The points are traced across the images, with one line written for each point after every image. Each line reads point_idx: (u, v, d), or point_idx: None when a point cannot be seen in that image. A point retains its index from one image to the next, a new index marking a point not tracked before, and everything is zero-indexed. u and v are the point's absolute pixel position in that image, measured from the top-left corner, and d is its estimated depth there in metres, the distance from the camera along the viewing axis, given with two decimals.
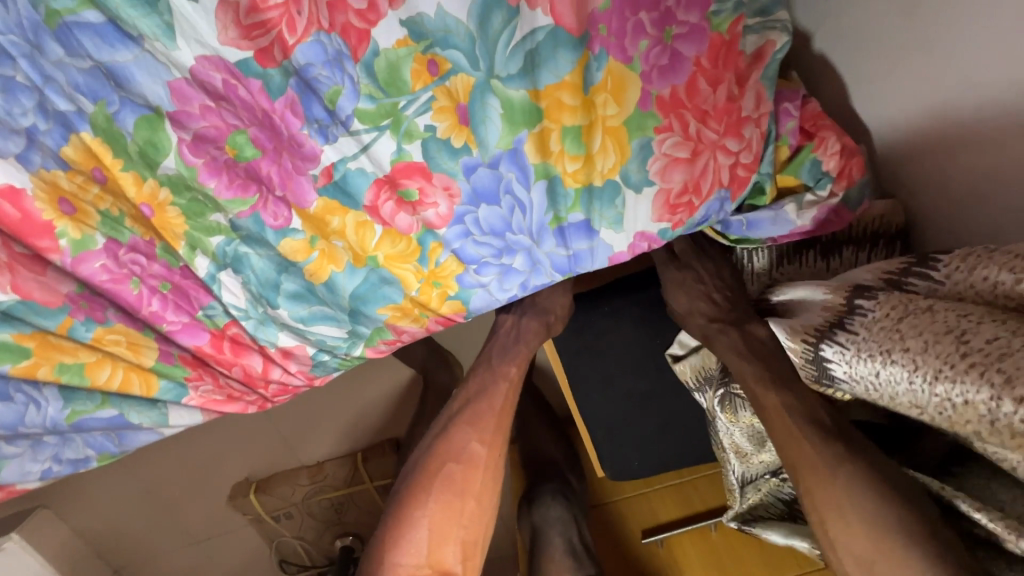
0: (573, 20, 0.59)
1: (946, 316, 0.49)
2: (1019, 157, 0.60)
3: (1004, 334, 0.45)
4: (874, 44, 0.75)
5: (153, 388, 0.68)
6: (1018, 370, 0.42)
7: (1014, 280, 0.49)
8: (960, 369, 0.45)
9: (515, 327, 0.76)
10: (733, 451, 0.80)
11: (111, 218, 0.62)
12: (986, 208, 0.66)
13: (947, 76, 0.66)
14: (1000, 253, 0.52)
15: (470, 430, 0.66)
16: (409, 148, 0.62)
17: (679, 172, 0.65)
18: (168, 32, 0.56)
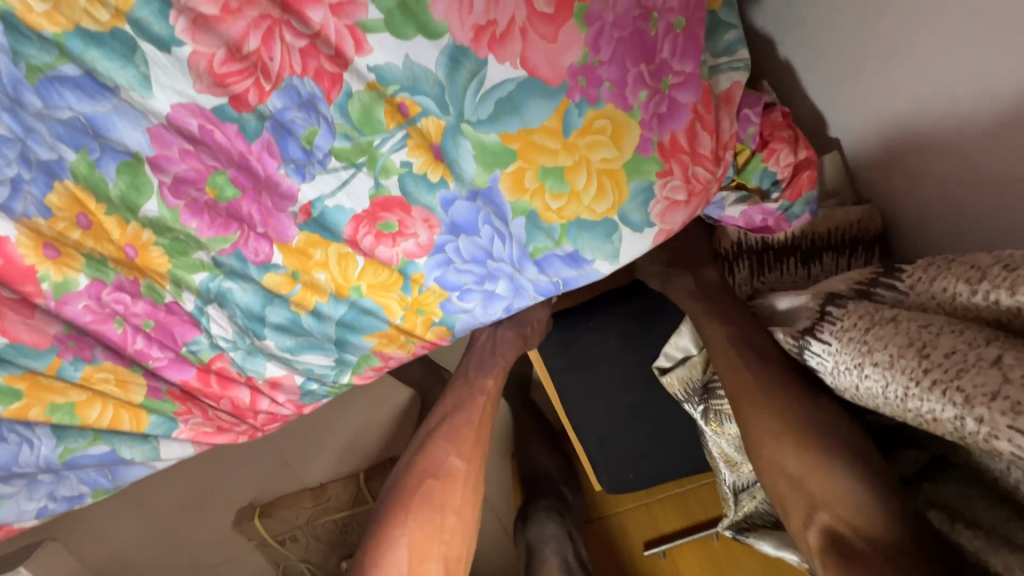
0: (550, 71, 0.60)
1: (909, 329, 0.48)
2: (988, 157, 0.60)
3: (961, 348, 0.43)
4: (843, 52, 0.75)
5: (142, 422, 0.69)
6: (977, 387, 0.41)
7: (970, 291, 0.47)
8: (924, 387, 0.44)
9: (491, 339, 0.76)
10: (722, 459, 0.81)
11: (95, 260, 0.63)
12: (957, 210, 0.66)
13: (915, 84, 0.66)
14: (960, 263, 0.50)
15: (449, 445, 0.68)
16: (387, 183, 0.63)
17: (681, 213, 0.66)
18: (144, 82, 0.57)
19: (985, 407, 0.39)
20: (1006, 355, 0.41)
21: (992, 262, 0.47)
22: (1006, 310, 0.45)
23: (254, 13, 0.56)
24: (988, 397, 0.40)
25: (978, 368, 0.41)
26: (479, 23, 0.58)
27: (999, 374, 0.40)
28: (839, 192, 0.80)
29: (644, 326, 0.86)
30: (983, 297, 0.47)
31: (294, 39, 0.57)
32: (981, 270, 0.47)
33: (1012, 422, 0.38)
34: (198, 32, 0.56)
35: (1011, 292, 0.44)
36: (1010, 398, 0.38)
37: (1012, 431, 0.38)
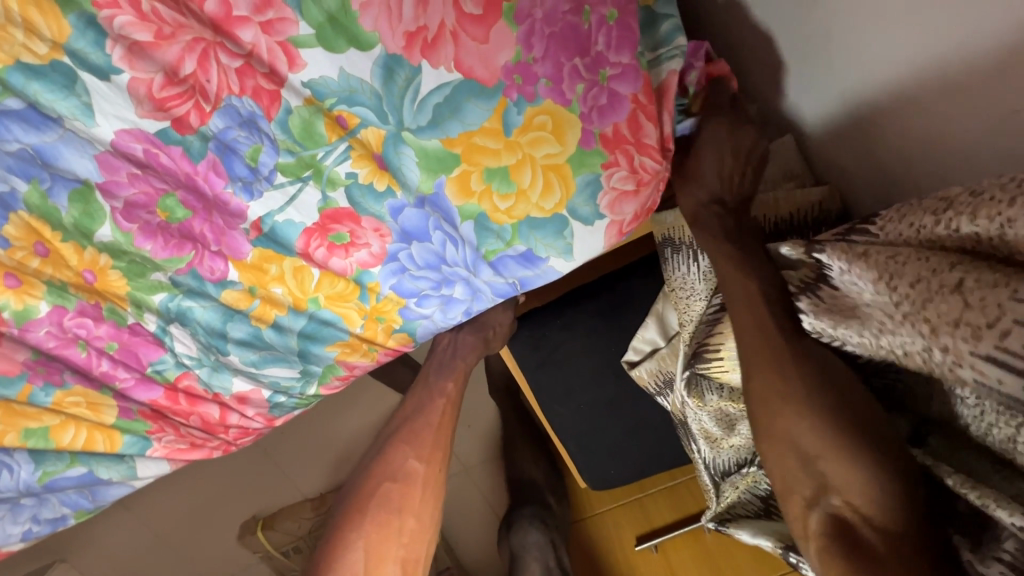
0: (485, 72, 0.60)
1: (878, 262, 0.45)
2: (917, 131, 0.59)
3: (925, 276, 0.40)
4: (779, 35, 0.75)
5: (116, 442, 0.70)
6: (940, 316, 0.38)
7: (935, 222, 0.42)
8: (895, 320, 0.42)
9: (451, 342, 0.77)
10: (702, 436, 0.78)
11: (56, 286, 0.65)
12: (891, 189, 0.65)
13: (842, 64, 0.66)
14: (930, 197, 0.44)
15: (407, 448, 0.69)
16: (335, 196, 0.64)
17: (630, 205, 0.66)
18: (86, 111, 0.58)
19: (949, 335, 0.37)
20: (967, 277, 0.38)
21: (961, 191, 0.42)
22: (967, 237, 0.40)
23: (187, 38, 0.57)
24: (951, 325, 0.37)
25: (941, 295, 0.39)
26: (410, 30, 0.58)
27: (960, 300, 0.37)
28: (798, 175, 0.76)
29: (616, 318, 0.86)
30: (947, 226, 0.41)
31: (229, 59, 0.58)
32: (950, 198, 0.42)
33: (975, 349, 0.36)
34: (135, 60, 0.57)
35: (974, 218, 0.39)
36: (973, 324, 0.36)
37: (974, 358, 0.36)
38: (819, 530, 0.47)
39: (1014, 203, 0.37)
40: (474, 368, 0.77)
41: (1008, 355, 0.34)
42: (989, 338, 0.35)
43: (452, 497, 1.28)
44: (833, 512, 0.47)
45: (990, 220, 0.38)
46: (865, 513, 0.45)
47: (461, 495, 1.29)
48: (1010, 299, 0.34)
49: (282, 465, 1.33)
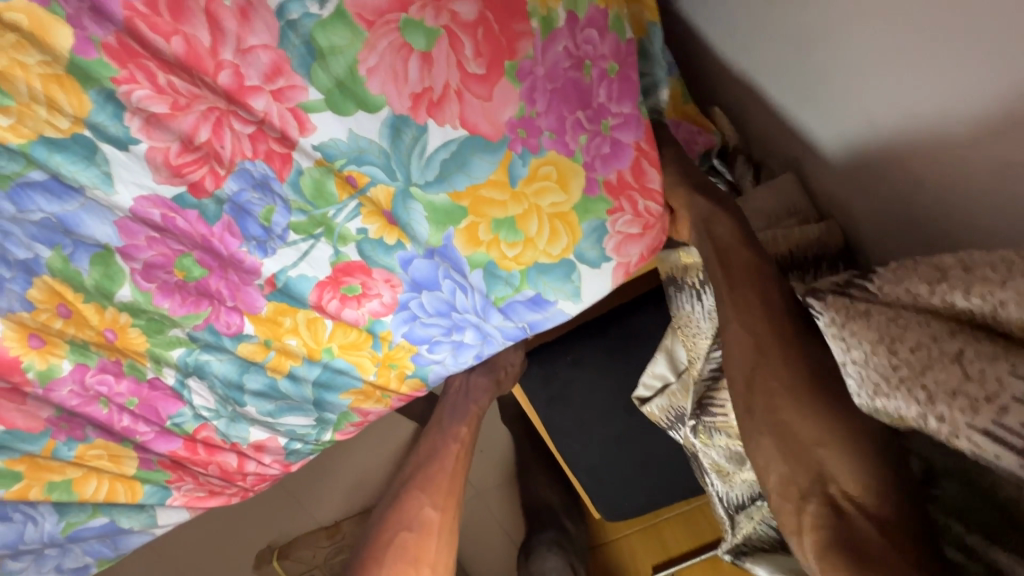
0: (490, 127, 0.62)
1: (879, 323, 0.44)
2: (927, 170, 0.59)
3: (926, 343, 0.41)
4: (778, 76, 0.75)
5: (137, 493, 0.71)
6: (939, 384, 0.39)
7: (930, 292, 0.43)
8: (893, 385, 0.42)
9: (463, 386, 0.78)
10: (715, 470, 0.78)
11: (78, 345, 0.65)
12: (902, 226, 0.65)
13: (851, 106, 0.65)
14: (925, 262, 0.46)
15: (422, 494, 0.70)
16: (346, 250, 0.66)
17: (636, 247, 0.67)
18: (106, 180, 0.60)
19: (948, 405, 0.38)
20: (967, 349, 0.40)
21: (953, 262, 0.44)
22: (962, 311, 0.42)
23: (202, 107, 0.58)
24: (950, 395, 0.39)
25: (942, 364, 0.40)
26: (416, 91, 0.59)
27: (960, 370, 0.39)
28: (800, 211, 0.76)
29: (625, 353, 0.86)
30: (942, 298, 0.43)
31: (242, 126, 0.59)
32: (944, 268, 0.44)
33: (973, 422, 0.37)
34: (153, 129, 0.59)
35: (968, 293, 0.41)
36: (972, 396, 0.38)
37: (971, 431, 0.37)
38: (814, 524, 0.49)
39: (1006, 284, 0.40)
40: (486, 410, 0.79)
41: (1004, 432, 0.36)
42: (988, 412, 0.36)
43: (467, 525, 1.27)
44: (828, 500, 0.49)
45: (983, 299, 0.40)
46: (860, 502, 0.48)
47: (477, 524, 1.26)
48: (1008, 376, 0.37)
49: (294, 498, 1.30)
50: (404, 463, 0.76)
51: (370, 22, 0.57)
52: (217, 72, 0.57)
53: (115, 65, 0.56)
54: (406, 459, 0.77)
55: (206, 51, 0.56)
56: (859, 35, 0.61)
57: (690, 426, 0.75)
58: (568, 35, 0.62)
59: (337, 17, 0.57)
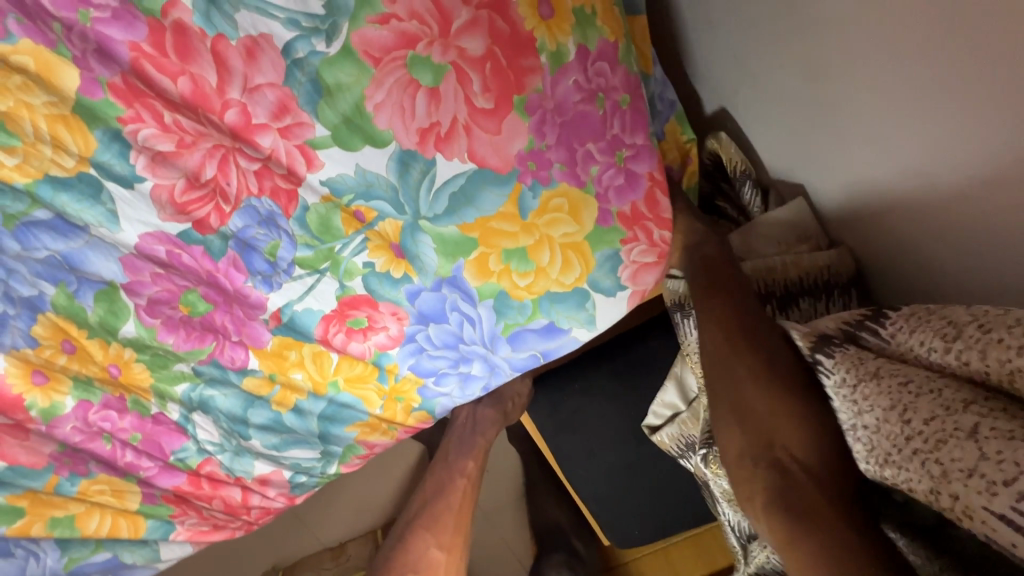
0: (498, 160, 0.61)
1: (888, 387, 0.43)
2: (931, 215, 0.57)
3: (939, 414, 0.39)
4: (783, 106, 0.74)
5: (140, 527, 0.69)
6: (952, 461, 0.37)
7: (944, 350, 0.42)
8: (905, 456, 0.40)
9: (470, 418, 0.77)
10: (725, 500, 0.77)
11: (82, 381, 0.65)
12: (906, 264, 0.64)
13: (855, 144, 0.64)
14: (939, 315, 0.44)
15: (427, 535, 0.70)
16: (352, 284, 0.65)
17: (652, 274, 0.67)
18: (112, 218, 0.59)
19: (962, 484, 0.36)
20: (983, 424, 0.37)
21: (970, 318, 0.42)
22: (979, 372, 0.40)
23: (208, 144, 0.58)
24: (965, 474, 0.36)
25: (955, 439, 0.37)
26: (423, 125, 0.59)
27: (975, 448, 0.36)
28: (811, 236, 0.74)
29: (634, 380, 0.85)
30: (958, 358, 0.41)
31: (249, 163, 0.59)
32: (959, 324, 0.42)
33: (989, 505, 0.34)
34: (159, 167, 0.58)
35: (984, 356, 0.39)
36: (987, 477, 0.35)
37: (986, 514, 0.34)
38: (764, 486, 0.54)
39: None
40: (494, 441, 0.78)
41: (1022, 519, 0.33)
42: (1005, 496, 0.34)
43: None
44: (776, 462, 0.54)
45: (1000, 364, 0.38)
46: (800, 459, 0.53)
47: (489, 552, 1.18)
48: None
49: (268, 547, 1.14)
50: (412, 497, 0.77)
51: (377, 59, 0.56)
52: (224, 111, 0.57)
53: (122, 105, 0.56)
54: (415, 492, 0.77)
55: (213, 90, 0.56)
56: (863, 72, 0.59)
57: (700, 456, 0.73)
58: (579, 68, 0.61)
59: (344, 54, 0.56)
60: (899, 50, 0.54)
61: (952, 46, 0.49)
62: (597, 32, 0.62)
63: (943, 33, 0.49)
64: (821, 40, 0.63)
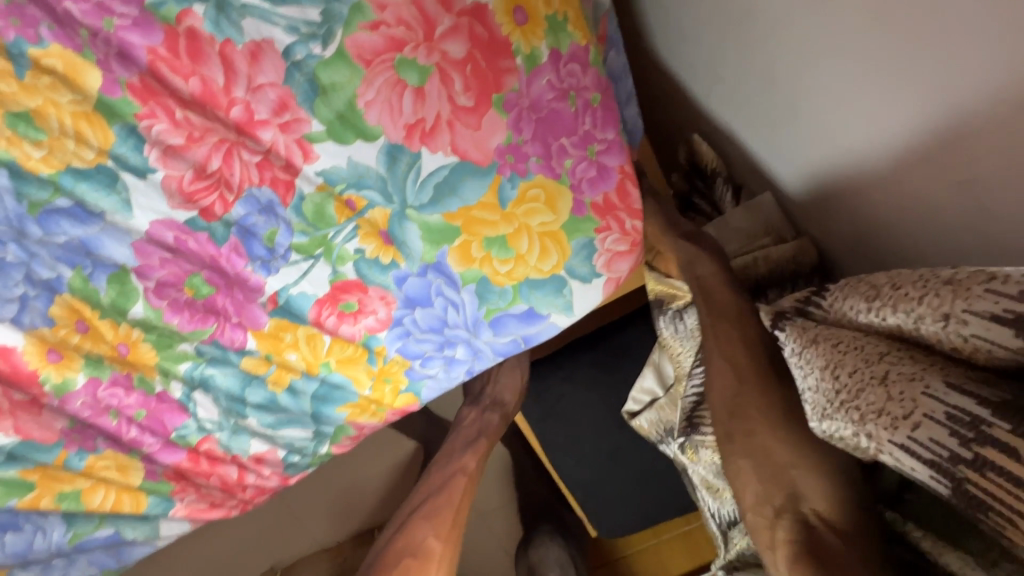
0: (478, 152, 0.66)
1: (824, 350, 0.46)
2: (886, 198, 0.61)
3: (861, 366, 0.43)
4: (748, 106, 0.79)
5: (142, 503, 0.74)
6: (868, 405, 0.41)
7: (867, 308, 0.46)
8: (834, 408, 0.44)
9: (477, 420, 0.85)
10: (703, 485, 0.79)
11: (93, 359, 0.69)
12: (867, 248, 0.67)
13: (815, 138, 0.68)
14: (865, 281, 0.48)
15: (428, 524, 0.73)
16: (344, 269, 0.70)
17: (625, 262, 0.72)
18: (126, 206, 0.65)
19: (874, 424, 0.40)
20: (892, 370, 0.41)
21: (886, 279, 0.46)
22: (893, 325, 0.44)
23: (214, 138, 0.64)
24: (876, 414, 0.40)
25: (870, 386, 0.42)
26: (409, 121, 0.64)
27: (884, 391, 0.41)
28: (777, 229, 0.78)
29: (616, 368, 0.89)
30: (878, 315, 0.45)
31: (251, 155, 0.65)
32: (880, 286, 0.46)
33: (893, 437, 0.39)
34: (169, 159, 0.64)
35: (896, 309, 0.43)
36: (892, 414, 0.39)
37: (893, 447, 0.39)
38: (788, 536, 0.53)
39: (922, 301, 0.41)
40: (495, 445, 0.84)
41: (918, 446, 0.38)
42: (904, 427, 0.38)
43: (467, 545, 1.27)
44: (801, 517, 0.53)
45: (907, 314, 0.42)
46: (827, 518, 0.52)
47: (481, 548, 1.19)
48: (923, 394, 0.38)
49: (268, 545, 1.16)
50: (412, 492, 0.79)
51: (368, 61, 0.62)
52: (229, 108, 0.63)
53: (138, 103, 0.62)
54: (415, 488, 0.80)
55: (220, 90, 0.62)
56: (813, 71, 0.64)
57: (677, 442, 0.76)
58: (552, 69, 0.67)
59: (338, 57, 0.62)
60: (844, 47, 0.59)
61: (890, 41, 0.53)
62: (569, 37, 0.67)
63: (876, 29, 0.54)
64: (776, 42, 0.68)
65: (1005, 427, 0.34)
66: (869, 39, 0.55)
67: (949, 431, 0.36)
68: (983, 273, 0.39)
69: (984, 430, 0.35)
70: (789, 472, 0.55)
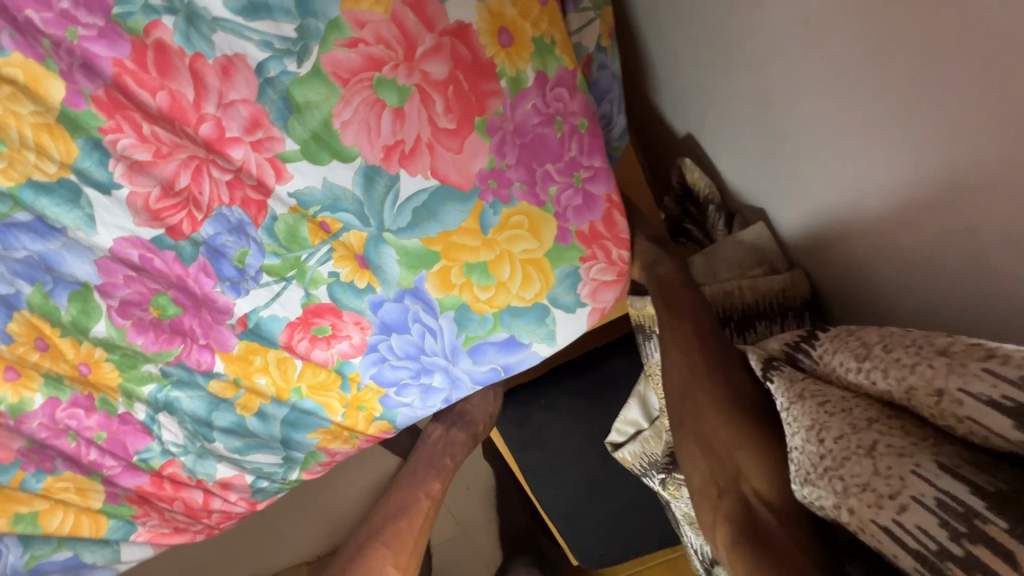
0: (459, 176, 0.63)
1: (809, 408, 0.44)
2: (880, 239, 0.58)
3: (847, 432, 0.40)
4: (740, 133, 0.76)
5: (101, 527, 0.70)
6: (852, 477, 0.39)
7: (856, 368, 0.44)
8: (818, 473, 0.41)
9: (441, 440, 0.82)
10: (687, 523, 0.76)
11: (53, 378, 0.67)
12: (859, 287, 0.64)
13: (808, 171, 0.65)
14: (856, 336, 0.46)
15: (385, 549, 0.69)
16: (317, 293, 0.67)
17: (610, 293, 0.69)
18: (89, 222, 0.62)
19: (857, 498, 0.38)
20: (880, 441, 0.39)
21: (877, 339, 0.44)
22: (884, 391, 0.42)
23: (183, 155, 0.61)
24: (860, 488, 0.38)
25: (856, 456, 0.39)
26: (388, 143, 0.61)
27: (871, 464, 0.38)
28: (768, 259, 0.76)
29: (602, 398, 0.86)
30: (867, 377, 0.43)
31: (221, 173, 0.62)
32: (870, 345, 0.44)
33: (876, 517, 0.36)
34: (135, 175, 0.61)
35: (885, 375, 0.41)
36: (878, 492, 0.37)
37: (875, 528, 0.36)
38: (729, 517, 0.51)
39: (914, 370, 0.39)
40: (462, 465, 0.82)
41: (903, 533, 0.34)
42: (889, 509, 0.36)
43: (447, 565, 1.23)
44: (741, 497, 0.51)
45: (897, 382, 0.40)
46: (766, 498, 0.50)
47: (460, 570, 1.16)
48: (912, 473, 0.36)
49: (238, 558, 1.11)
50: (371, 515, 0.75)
51: (345, 80, 0.59)
52: (198, 124, 0.60)
53: (103, 116, 0.59)
54: (374, 510, 0.76)
55: (189, 105, 0.59)
56: (807, 105, 0.61)
57: (659, 477, 0.74)
58: (538, 93, 0.64)
59: (314, 75, 0.59)
60: (838, 82, 0.56)
61: (886, 83, 0.51)
62: (557, 60, 0.65)
63: (870, 66, 0.51)
64: (770, 72, 0.65)
65: (1000, 525, 0.31)
66: (864, 76, 0.53)
67: (938, 521, 0.33)
68: (980, 347, 0.36)
69: (977, 525, 0.32)
70: (732, 456, 0.53)
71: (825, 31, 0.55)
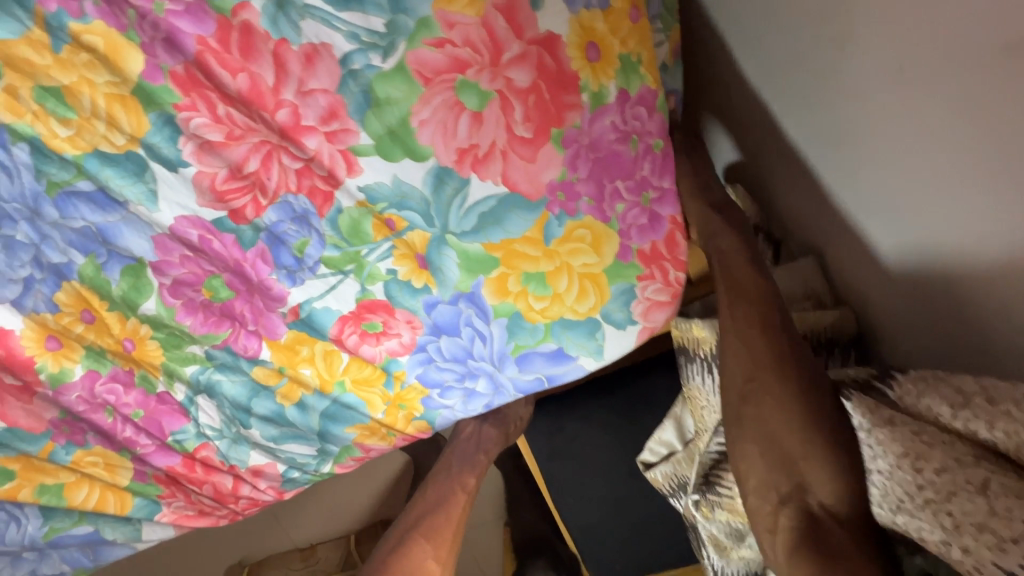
0: (529, 186, 0.63)
1: (904, 437, 0.46)
2: (948, 287, 0.59)
3: (953, 468, 0.43)
4: (800, 165, 0.77)
5: (127, 504, 0.69)
6: (965, 514, 0.41)
7: (952, 415, 0.46)
8: (918, 504, 0.44)
9: (474, 435, 0.79)
10: (710, 543, 0.74)
11: (95, 351, 0.65)
12: (916, 330, 0.65)
13: (874, 211, 0.66)
14: (945, 381, 0.48)
15: (427, 544, 0.69)
16: (373, 289, 0.66)
17: (662, 313, 0.69)
18: (151, 197, 0.61)
19: (973, 538, 0.40)
20: (991, 481, 0.41)
21: (975, 389, 0.46)
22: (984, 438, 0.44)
23: (255, 139, 0.60)
24: (976, 527, 0.40)
25: (966, 494, 0.42)
26: (463, 146, 0.61)
27: (986, 504, 0.40)
28: (815, 294, 0.76)
29: (633, 415, 0.87)
30: (964, 423, 0.45)
31: (291, 161, 0.61)
32: (967, 393, 0.46)
33: (998, 559, 0.38)
34: (204, 155, 0.60)
35: (990, 425, 0.43)
36: (998, 533, 0.39)
37: (996, 568, 0.38)
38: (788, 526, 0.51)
39: None
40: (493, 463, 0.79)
41: None
42: (1014, 553, 0.38)
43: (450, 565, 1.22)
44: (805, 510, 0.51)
45: (1006, 434, 0.42)
46: (834, 511, 0.50)
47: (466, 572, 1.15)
48: None
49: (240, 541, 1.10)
50: (406, 509, 0.75)
51: (429, 79, 0.59)
52: (275, 110, 0.59)
53: (179, 93, 0.58)
54: (410, 504, 0.75)
55: (268, 89, 0.58)
56: (882, 147, 0.62)
57: (690, 497, 0.74)
58: (617, 110, 0.64)
59: (398, 71, 0.58)
60: (919, 129, 0.57)
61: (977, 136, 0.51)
62: (639, 79, 0.65)
63: (961, 118, 0.52)
64: (842, 110, 0.66)
65: None
66: (952, 126, 0.53)
67: None
68: None
69: None
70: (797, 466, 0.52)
71: (914, 78, 0.55)
